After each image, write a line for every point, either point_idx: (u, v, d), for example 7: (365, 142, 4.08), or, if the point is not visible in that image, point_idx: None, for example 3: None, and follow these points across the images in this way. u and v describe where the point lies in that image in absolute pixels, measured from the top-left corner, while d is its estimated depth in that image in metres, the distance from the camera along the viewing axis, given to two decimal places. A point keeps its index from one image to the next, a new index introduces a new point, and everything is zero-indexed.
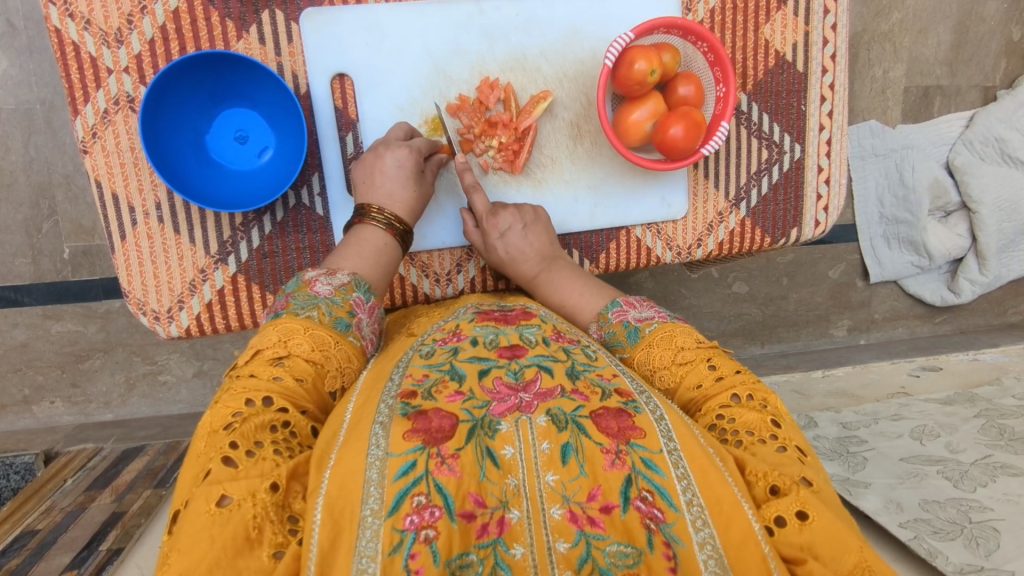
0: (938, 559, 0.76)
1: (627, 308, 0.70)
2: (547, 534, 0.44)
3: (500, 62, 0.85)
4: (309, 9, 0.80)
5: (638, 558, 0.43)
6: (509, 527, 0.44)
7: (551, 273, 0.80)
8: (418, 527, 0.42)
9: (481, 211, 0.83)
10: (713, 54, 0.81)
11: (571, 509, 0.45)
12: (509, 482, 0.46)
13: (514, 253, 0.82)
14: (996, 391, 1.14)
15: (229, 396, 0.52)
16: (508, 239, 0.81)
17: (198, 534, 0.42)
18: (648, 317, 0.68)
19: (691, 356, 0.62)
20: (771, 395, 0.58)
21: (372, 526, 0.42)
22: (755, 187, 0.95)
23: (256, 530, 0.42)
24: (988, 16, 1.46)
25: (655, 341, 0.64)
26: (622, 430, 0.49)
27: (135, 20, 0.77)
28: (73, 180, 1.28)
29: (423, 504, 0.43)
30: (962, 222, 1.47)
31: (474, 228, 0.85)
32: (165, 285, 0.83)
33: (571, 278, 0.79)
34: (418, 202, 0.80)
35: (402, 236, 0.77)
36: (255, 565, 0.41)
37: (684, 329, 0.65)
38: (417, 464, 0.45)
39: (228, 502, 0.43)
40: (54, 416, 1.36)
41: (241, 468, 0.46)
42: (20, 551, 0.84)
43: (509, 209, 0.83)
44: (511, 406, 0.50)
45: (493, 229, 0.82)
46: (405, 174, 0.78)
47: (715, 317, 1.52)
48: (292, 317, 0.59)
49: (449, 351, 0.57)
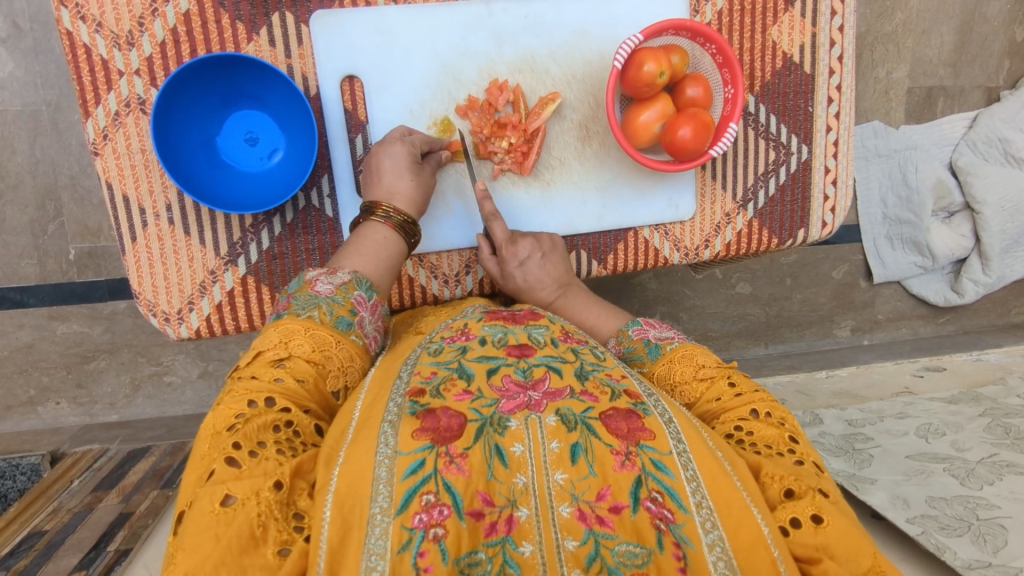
0: (946, 554, 0.77)
1: (648, 327, 0.70)
2: (556, 532, 0.44)
3: (509, 63, 0.86)
4: (319, 11, 0.80)
5: (647, 558, 0.44)
6: (517, 526, 0.44)
7: (568, 299, 0.82)
8: (427, 525, 0.42)
9: (500, 240, 0.82)
10: (721, 55, 0.82)
11: (580, 508, 0.45)
12: (518, 481, 0.46)
13: (532, 280, 0.82)
14: (1000, 390, 1.15)
15: (231, 398, 0.52)
16: (527, 268, 0.82)
17: (204, 533, 0.42)
18: (668, 337, 0.68)
19: (711, 373, 0.62)
20: (790, 415, 0.59)
21: (381, 524, 0.42)
22: (762, 188, 0.96)
23: (260, 528, 0.42)
24: (991, 17, 1.46)
25: (676, 358, 0.64)
26: (631, 431, 0.49)
27: (145, 23, 0.77)
28: (78, 181, 1.28)
29: (432, 502, 0.43)
30: (965, 223, 1.48)
31: (491, 254, 0.85)
32: (175, 286, 0.84)
33: (588, 303, 0.80)
34: (419, 191, 0.80)
35: (403, 227, 0.76)
36: (260, 563, 0.41)
37: (705, 350, 0.65)
38: (426, 463, 0.45)
39: (231, 502, 0.43)
40: (59, 416, 1.36)
41: (245, 468, 0.46)
42: (28, 552, 0.85)
43: (528, 238, 0.83)
44: (519, 405, 0.51)
45: (512, 258, 0.82)
46: (402, 166, 0.78)
47: (718, 318, 1.52)
48: (292, 318, 0.60)
49: (458, 350, 0.58)
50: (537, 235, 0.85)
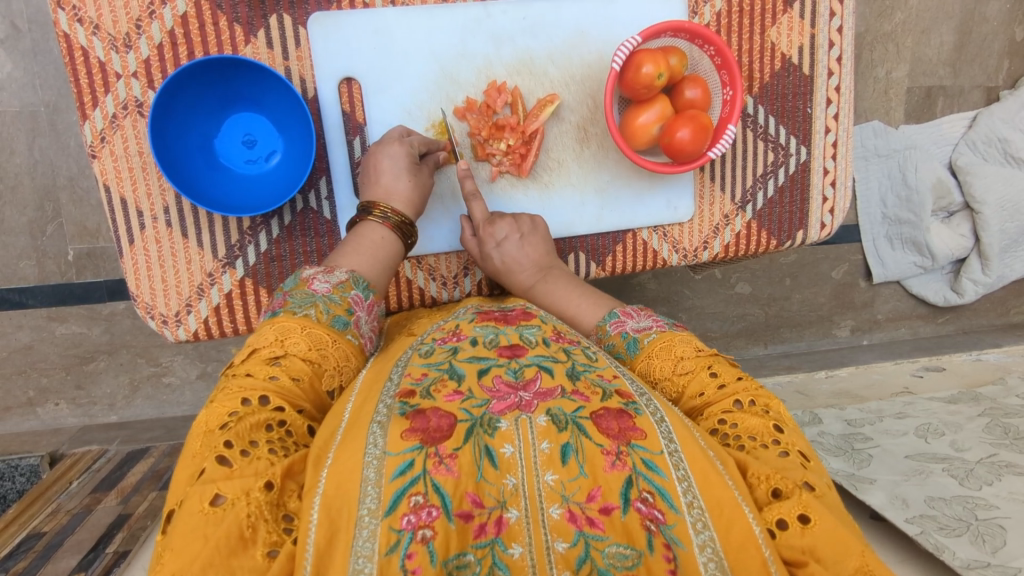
0: (945, 554, 0.77)
1: (625, 319, 0.70)
2: (546, 534, 0.44)
3: (507, 65, 0.85)
4: (317, 13, 0.80)
5: (637, 560, 0.44)
6: (507, 527, 0.44)
7: (547, 283, 0.80)
8: (416, 527, 0.42)
9: (479, 220, 0.83)
10: (720, 57, 0.81)
11: (570, 509, 0.45)
12: (507, 482, 0.46)
13: (510, 262, 0.82)
14: (1000, 391, 1.14)
15: (224, 395, 0.52)
16: (505, 248, 0.81)
17: (192, 534, 0.42)
18: (646, 327, 0.68)
19: (690, 366, 0.62)
20: (773, 401, 0.59)
21: (369, 526, 0.42)
22: (761, 189, 0.95)
23: (250, 529, 0.42)
24: (991, 17, 1.46)
25: (654, 353, 0.64)
26: (622, 431, 0.49)
27: (143, 25, 0.77)
28: (77, 182, 1.28)
29: (421, 503, 0.43)
30: (965, 223, 1.47)
31: (472, 236, 0.85)
32: (173, 289, 0.84)
33: (567, 288, 0.79)
34: (418, 192, 0.80)
35: (401, 229, 0.76)
36: (249, 564, 0.41)
37: (683, 338, 0.65)
38: (415, 464, 0.45)
39: (221, 502, 0.43)
40: (58, 417, 1.36)
41: (235, 468, 0.46)
42: (27, 554, 0.85)
43: (505, 219, 0.83)
44: (510, 405, 0.51)
45: (490, 239, 0.82)
46: (400, 167, 0.78)
47: (718, 318, 1.52)
48: (289, 316, 0.59)
49: (448, 351, 0.58)
50: (518, 217, 0.85)
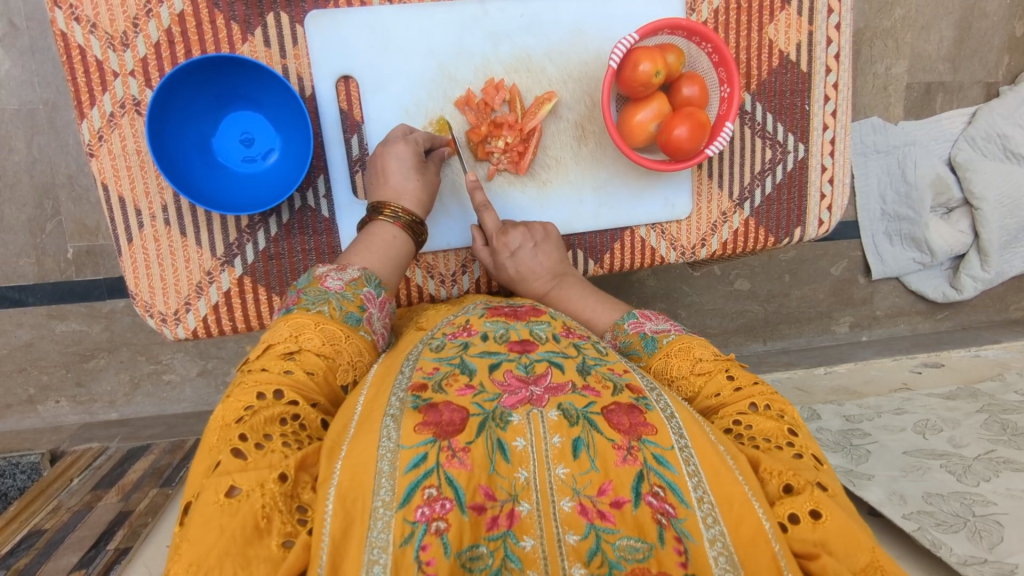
0: (941, 550, 0.77)
1: (644, 320, 0.71)
2: (558, 527, 0.44)
3: (506, 63, 0.85)
4: (314, 11, 0.80)
5: (649, 553, 0.43)
6: (519, 520, 0.45)
7: (563, 289, 0.82)
8: (429, 519, 0.43)
9: (492, 230, 0.83)
10: (717, 54, 0.81)
11: (581, 503, 0.45)
12: (519, 476, 0.46)
13: (525, 271, 0.82)
14: (998, 386, 1.15)
15: (240, 390, 0.52)
16: (519, 258, 0.82)
17: (208, 523, 0.42)
18: (664, 329, 0.68)
19: (708, 367, 0.62)
20: (788, 406, 0.59)
21: (383, 517, 0.42)
22: (759, 187, 0.96)
23: (265, 520, 0.42)
24: (990, 13, 1.46)
25: (673, 352, 0.65)
26: (633, 426, 0.49)
27: (140, 24, 0.77)
28: (75, 180, 1.28)
29: (434, 496, 0.44)
30: (963, 219, 1.48)
31: (484, 245, 0.85)
32: (172, 288, 0.84)
33: (584, 295, 0.80)
34: (425, 191, 0.80)
35: (411, 228, 0.76)
36: (265, 554, 0.41)
37: (702, 341, 0.65)
38: (428, 457, 0.45)
39: (236, 493, 0.43)
40: (58, 415, 1.37)
41: (250, 460, 0.46)
42: (28, 551, 0.85)
43: (519, 228, 0.83)
44: (521, 400, 0.51)
45: (504, 249, 0.82)
46: (406, 166, 0.78)
47: (717, 314, 1.52)
48: (303, 313, 0.60)
49: (460, 345, 0.58)
50: (531, 224, 0.85)
